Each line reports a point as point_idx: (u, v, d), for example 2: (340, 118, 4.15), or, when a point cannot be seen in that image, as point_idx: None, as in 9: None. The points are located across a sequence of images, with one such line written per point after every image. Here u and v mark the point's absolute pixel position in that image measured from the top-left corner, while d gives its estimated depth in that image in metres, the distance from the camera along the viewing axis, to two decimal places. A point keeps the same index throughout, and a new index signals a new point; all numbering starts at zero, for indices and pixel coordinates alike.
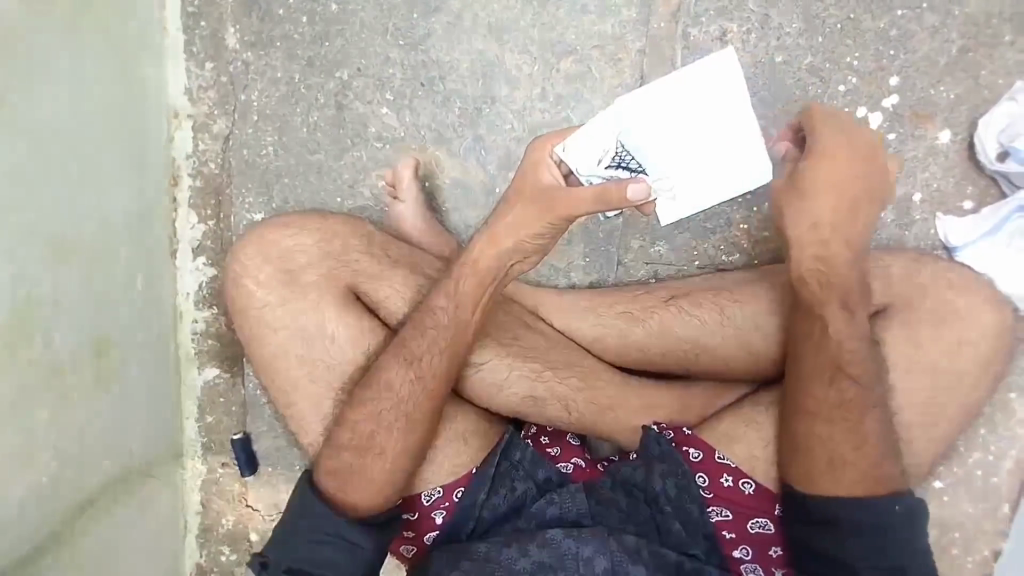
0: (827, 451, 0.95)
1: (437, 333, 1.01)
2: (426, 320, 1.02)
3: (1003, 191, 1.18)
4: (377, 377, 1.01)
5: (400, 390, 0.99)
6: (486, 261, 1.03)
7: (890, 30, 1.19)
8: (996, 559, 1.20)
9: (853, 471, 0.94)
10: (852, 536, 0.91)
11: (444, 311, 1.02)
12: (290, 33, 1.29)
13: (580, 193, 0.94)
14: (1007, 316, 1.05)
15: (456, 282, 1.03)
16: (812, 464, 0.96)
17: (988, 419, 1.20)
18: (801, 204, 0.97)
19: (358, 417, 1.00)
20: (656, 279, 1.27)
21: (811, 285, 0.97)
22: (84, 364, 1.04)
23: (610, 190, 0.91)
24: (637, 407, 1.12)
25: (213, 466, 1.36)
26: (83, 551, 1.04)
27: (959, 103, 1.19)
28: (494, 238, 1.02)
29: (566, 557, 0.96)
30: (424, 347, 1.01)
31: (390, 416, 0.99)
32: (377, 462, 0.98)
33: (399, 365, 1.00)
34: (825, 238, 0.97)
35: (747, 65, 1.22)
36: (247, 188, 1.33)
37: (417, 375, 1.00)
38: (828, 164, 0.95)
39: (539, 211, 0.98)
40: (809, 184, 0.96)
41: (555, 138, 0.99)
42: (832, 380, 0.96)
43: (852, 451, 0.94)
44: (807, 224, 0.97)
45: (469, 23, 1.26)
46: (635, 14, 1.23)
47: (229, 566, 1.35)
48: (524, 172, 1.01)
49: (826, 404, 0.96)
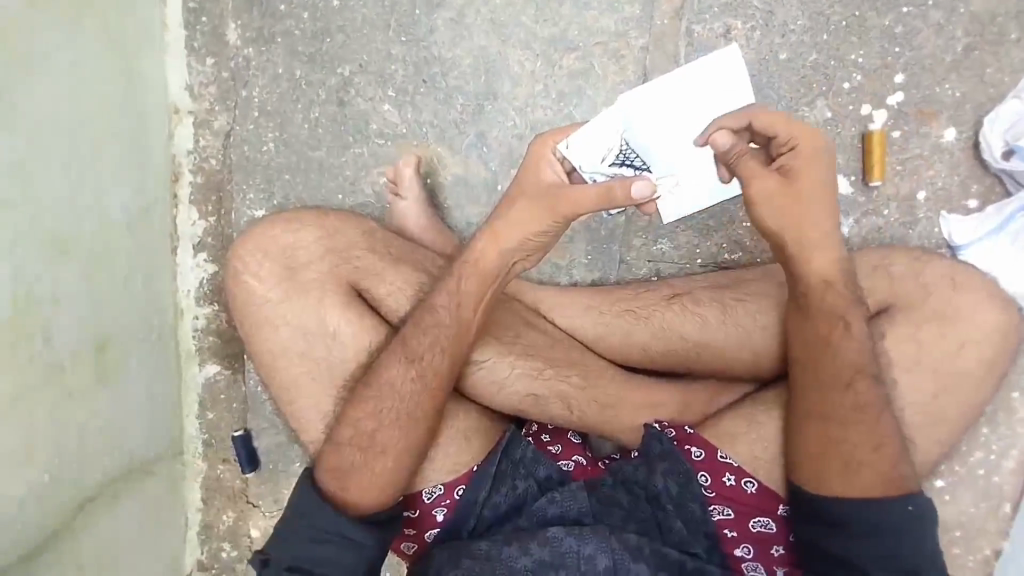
0: (842, 452, 0.93)
1: (439, 331, 1.01)
2: (427, 319, 1.02)
3: (1007, 190, 1.17)
4: (378, 376, 1.00)
5: (401, 389, 0.99)
6: (487, 259, 1.02)
7: (895, 27, 1.18)
8: (997, 559, 1.20)
9: (870, 474, 0.92)
10: (862, 536, 0.89)
11: (445, 309, 1.02)
12: (292, 29, 1.29)
13: (583, 192, 0.93)
14: (1012, 315, 1.05)
15: (458, 280, 1.03)
16: (825, 465, 0.93)
17: (990, 419, 1.20)
18: (780, 202, 0.94)
19: (359, 415, 1.00)
20: (658, 277, 1.27)
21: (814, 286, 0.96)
22: (84, 360, 1.04)
23: (614, 189, 0.91)
24: (638, 405, 1.12)
25: (215, 463, 1.36)
26: (83, 547, 1.04)
27: (965, 101, 1.18)
28: (495, 236, 1.01)
29: (567, 555, 0.96)
30: (427, 345, 1.01)
31: (392, 414, 0.99)
32: (379, 460, 0.98)
33: (400, 363, 1.00)
34: (820, 236, 0.95)
35: (751, 62, 1.21)
36: (248, 185, 1.32)
37: (418, 373, 1.00)
38: (804, 157, 0.92)
39: (540, 210, 0.98)
40: (789, 181, 0.93)
41: (560, 135, 0.98)
42: (825, 381, 0.95)
43: (869, 454, 0.92)
44: (797, 221, 0.94)
45: (471, 20, 1.26)
46: (638, 10, 1.23)
47: (230, 562, 1.35)
48: (527, 170, 1.00)
49: (835, 402, 0.95)
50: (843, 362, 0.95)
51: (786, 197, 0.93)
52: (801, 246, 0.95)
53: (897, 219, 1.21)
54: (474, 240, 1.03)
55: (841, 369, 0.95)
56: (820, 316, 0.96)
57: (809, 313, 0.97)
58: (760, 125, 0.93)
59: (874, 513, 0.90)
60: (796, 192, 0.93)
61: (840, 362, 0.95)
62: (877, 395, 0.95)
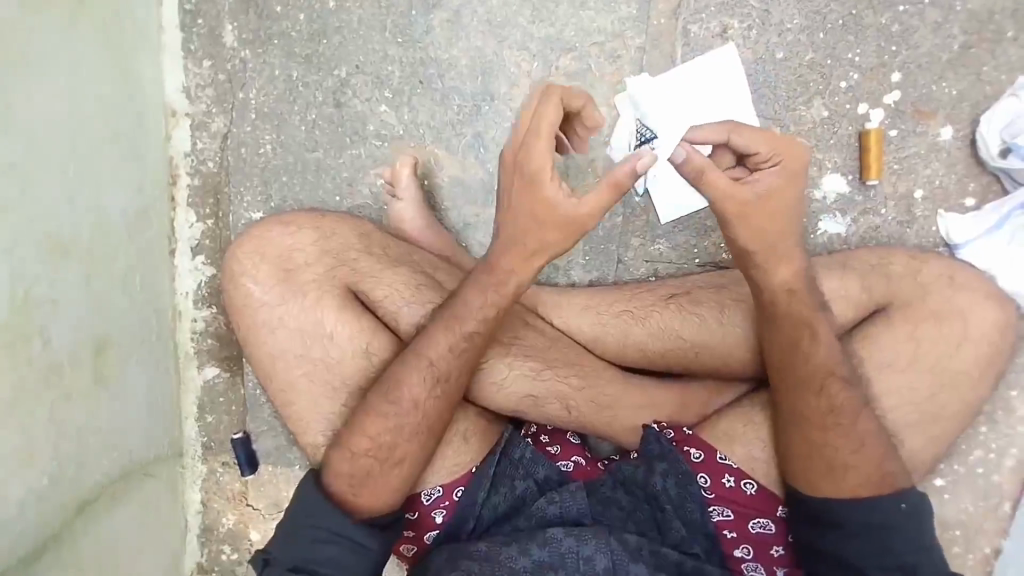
0: (825, 456, 0.94)
1: (468, 354, 1.00)
2: (460, 342, 1.00)
3: (1005, 187, 1.17)
4: (398, 390, 0.98)
5: (425, 407, 0.99)
6: (516, 279, 0.99)
7: (892, 26, 1.18)
8: (997, 558, 1.20)
9: (855, 476, 0.93)
10: (857, 535, 0.91)
11: (477, 331, 1.00)
12: (288, 30, 1.29)
13: (595, 199, 0.92)
14: (1010, 314, 1.05)
15: (491, 304, 1.00)
16: (812, 467, 0.95)
17: (989, 418, 1.20)
18: (750, 214, 0.92)
19: (375, 427, 0.98)
20: (656, 277, 1.26)
21: (795, 296, 0.97)
22: (82, 362, 1.04)
23: (619, 179, 0.89)
24: (637, 406, 1.12)
25: (213, 465, 1.36)
26: (83, 550, 1.03)
27: (962, 99, 1.18)
28: (520, 255, 0.98)
29: (567, 556, 0.96)
30: (455, 367, 1.00)
31: (411, 428, 0.98)
32: (394, 472, 0.98)
33: (426, 381, 0.98)
34: (787, 250, 0.95)
35: (748, 61, 1.21)
36: (246, 188, 1.32)
37: (443, 392, 0.99)
38: (784, 175, 0.91)
39: (553, 235, 0.96)
40: (765, 195, 0.92)
41: (541, 147, 0.90)
42: (812, 381, 0.96)
43: (851, 455, 0.93)
44: (763, 243, 0.94)
45: (468, 20, 1.26)
46: (635, 10, 1.22)
47: (230, 565, 1.35)
48: (525, 193, 0.94)
49: (810, 406, 0.96)
50: (829, 360, 0.96)
51: (769, 210, 0.92)
52: (766, 258, 0.95)
53: (895, 218, 1.21)
54: (506, 261, 0.99)
55: (821, 371, 0.96)
56: (788, 325, 0.97)
57: (778, 322, 0.98)
58: (739, 148, 0.92)
59: (865, 513, 0.91)
60: (777, 209, 0.92)
61: (814, 364, 0.96)
62: (853, 397, 0.96)
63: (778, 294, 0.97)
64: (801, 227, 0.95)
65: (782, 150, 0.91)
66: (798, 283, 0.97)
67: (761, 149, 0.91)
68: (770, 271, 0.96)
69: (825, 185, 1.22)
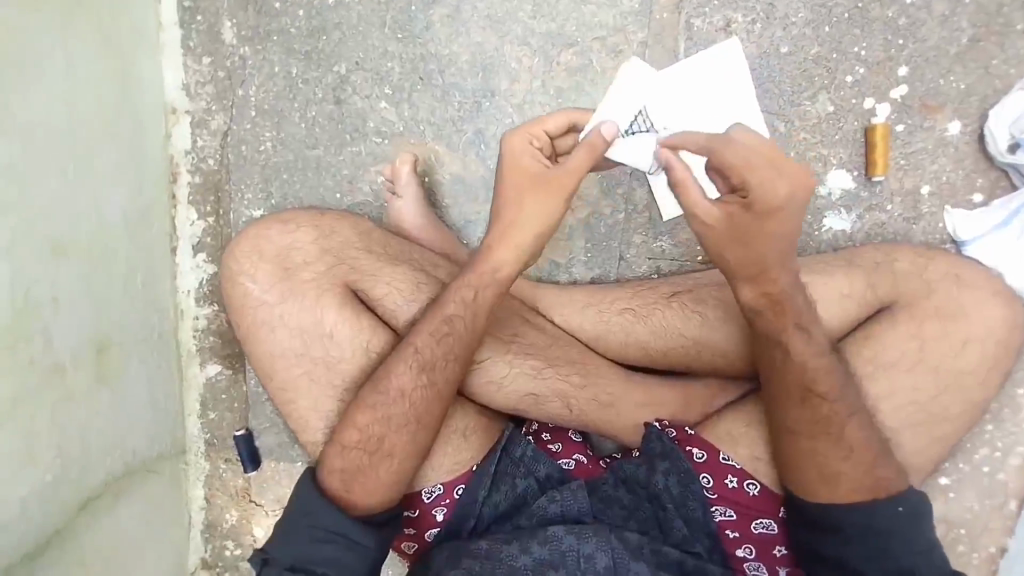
0: (818, 464, 0.93)
1: (451, 340, 0.99)
2: (442, 328, 0.99)
3: (1014, 183, 1.16)
4: (387, 382, 0.98)
5: (412, 397, 0.98)
6: (497, 258, 1.00)
7: (899, 19, 1.16)
8: (1002, 556, 1.19)
9: (849, 482, 0.92)
10: (860, 540, 0.90)
11: (459, 316, 1.00)
12: (287, 27, 1.28)
13: (574, 161, 0.96)
14: (1017, 312, 1.03)
15: (470, 287, 1.01)
16: (806, 477, 0.94)
17: (995, 416, 1.18)
18: (716, 231, 0.89)
19: (364, 419, 0.98)
20: (658, 274, 1.25)
21: (766, 316, 0.93)
22: (84, 362, 1.05)
23: (594, 140, 0.95)
24: (638, 404, 1.11)
25: (217, 462, 1.37)
26: (86, 549, 1.04)
27: (970, 93, 1.16)
28: (502, 235, 1.00)
29: (567, 554, 0.96)
30: (440, 354, 0.99)
31: (399, 419, 0.98)
32: (385, 464, 0.97)
33: (411, 371, 0.98)
34: (759, 271, 0.90)
35: (752, 55, 1.19)
36: (247, 185, 1.32)
37: (429, 381, 0.98)
38: (759, 210, 0.86)
39: (545, 197, 0.98)
40: (737, 219, 0.88)
41: (520, 136, 0.99)
42: (793, 392, 0.93)
43: (843, 462, 0.92)
44: (727, 259, 0.91)
45: (468, 15, 1.25)
46: (637, 4, 1.21)
47: (233, 560, 1.36)
48: (507, 171, 0.99)
49: (796, 417, 0.94)
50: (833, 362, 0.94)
51: (743, 229, 0.88)
52: (736, 273, 0.92)
53: (901, 214, 1.19)
54: (486, 242, 1.01)
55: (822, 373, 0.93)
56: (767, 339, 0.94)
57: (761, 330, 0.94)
58: (724, 164, 0.87)
59: (868, 515, 0.90)
60: (747, 236, 0.88)
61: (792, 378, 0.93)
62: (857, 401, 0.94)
63: (750, 305, 0.93)
64: (791, 250, 0.90)
65: (765, 185, 0.85)
66: (774, 301, 0.92)
67: (743, 177, 0.86)
68: (745, 284, 0.92)
69: (829, 182, 1.20)
